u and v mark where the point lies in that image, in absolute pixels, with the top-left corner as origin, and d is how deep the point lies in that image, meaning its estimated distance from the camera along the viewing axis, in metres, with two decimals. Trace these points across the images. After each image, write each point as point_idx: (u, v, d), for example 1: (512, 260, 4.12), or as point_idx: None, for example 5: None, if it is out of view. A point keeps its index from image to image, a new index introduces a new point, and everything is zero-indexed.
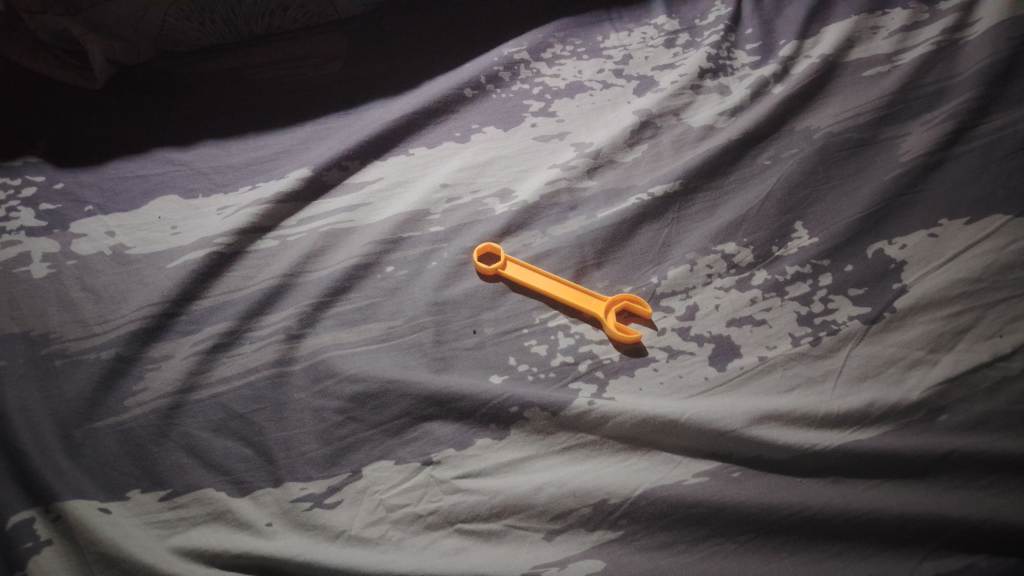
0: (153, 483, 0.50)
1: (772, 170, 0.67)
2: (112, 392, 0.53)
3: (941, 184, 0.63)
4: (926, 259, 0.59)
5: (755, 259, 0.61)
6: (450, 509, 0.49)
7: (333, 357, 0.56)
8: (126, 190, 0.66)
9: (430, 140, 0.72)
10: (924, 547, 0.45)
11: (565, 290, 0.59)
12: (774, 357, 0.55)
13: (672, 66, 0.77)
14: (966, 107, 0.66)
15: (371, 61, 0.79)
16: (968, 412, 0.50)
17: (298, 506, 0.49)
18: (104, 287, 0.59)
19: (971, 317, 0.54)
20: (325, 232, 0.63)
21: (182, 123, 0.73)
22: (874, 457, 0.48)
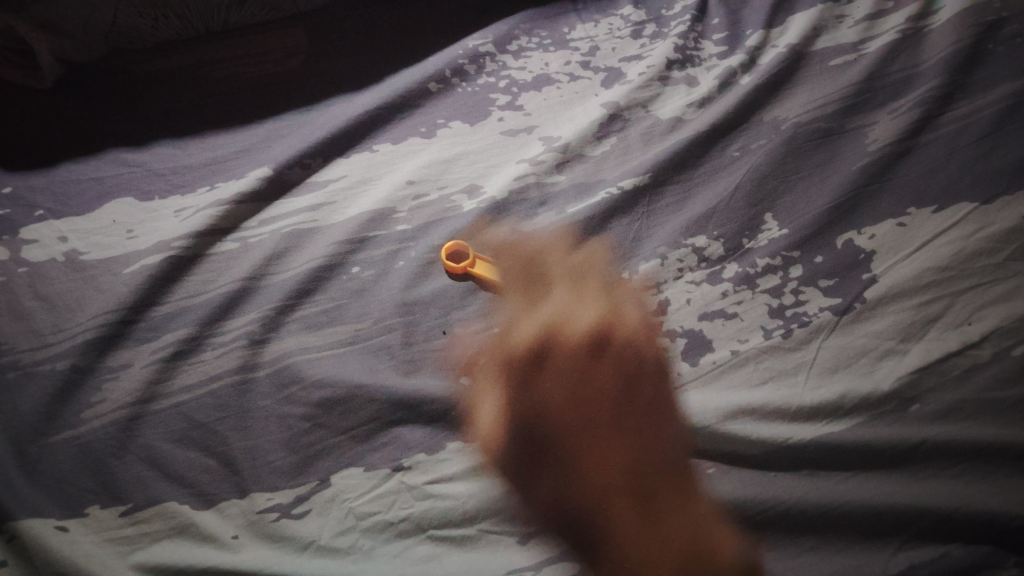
0: (113, 498, 0.48)
1: (741, 161, 0.66)
2: (68, 405, 0.52)
3: (909, 172, 0.63)
4: (895, 249, 0.59)
5: (726, 252, 0.61)
6: (422, 516, 0.48)
7: (299, 362, 0.54)
8: (78, 194, 0.64)
9: (395, 135, 0.70)
10: (898, 538, 0.45)
11: None
12: (746, 350, 0.55)
13: (639, 57, 0.76)
14: (931, 95, 0.67)
15: (333, 56, 0.77)
16: (940, 401, 0.51)
17: (265, 517, 0.48)
18: (59, 295, 0.57)
19: (940, 305, 0.55)
20: (288, 233, 0.61)
21: (136, 123, 0.71)
22: (846, 450, 0.49)
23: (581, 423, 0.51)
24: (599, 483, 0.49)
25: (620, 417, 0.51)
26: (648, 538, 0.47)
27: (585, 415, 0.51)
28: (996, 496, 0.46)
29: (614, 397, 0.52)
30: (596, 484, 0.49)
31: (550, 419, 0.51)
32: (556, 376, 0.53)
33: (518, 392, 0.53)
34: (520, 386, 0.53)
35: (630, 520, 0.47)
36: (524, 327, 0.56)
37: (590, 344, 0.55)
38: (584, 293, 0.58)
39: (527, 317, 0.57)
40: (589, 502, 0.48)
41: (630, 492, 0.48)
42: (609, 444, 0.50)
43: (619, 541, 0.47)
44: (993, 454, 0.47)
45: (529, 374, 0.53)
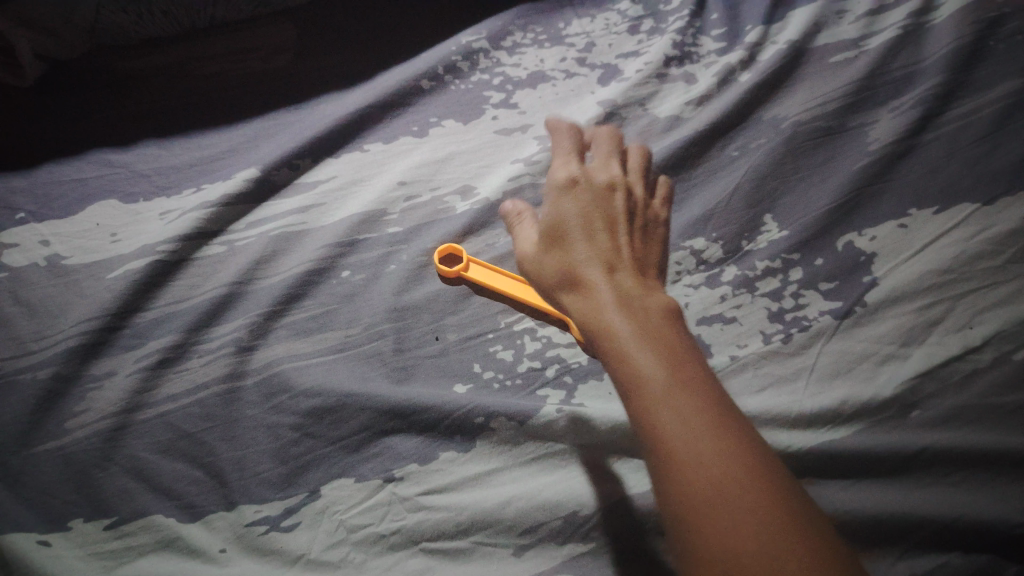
0: (96, 511, 0.47)
1: (740, 161, 0.65)
2: (51, 415, 0.50)
3: (910, 172, 0.62)
4: (896, 251, 0.57)
5: (725, 255, 0.59)
6: (414, 528, 0.46)
7: (288, 370, 0.53)
8: (61, 196, 0.62)
9: (386, 135, 0.69)
10: (899, 547, 0.44)
11: (529, 291, 0.56)
12: (745, 356, 0.54)
13: (636, 54, 0.75)
14: (932, 93, 0.66)
15: (324, 53, 0.76)
16: (941, 406, 0.49)
17: (254, 530, 0.47)
18: (41, 301, 0.55)
19: (942, 309, 0.54)
20: (276, 236, 0.60)
21: (120, 122, 0.69)
22: (846, 458, 0.48)
23: (597, 252, 0.52)
24: (636, 345, 0.45)
25: (620, 252, 0.53)
26: (691, 405, 0.41)
27: (598, 245, 0.52)
28: (998, 502, 0.45)
29: (631, 258, 0.53)
30: (648, 364, 0.43)
31: (583, 280, 0.50)
32: (571, 239, 0.53)
33: (549, 247, 0.54)
34: (555, 249, 0.53)
35: (681, 394, 0.41)
36: (535, 232, 0.56)
37: (606, 214, 0.56)
38: (594, 168, 0.60)
39: (542, 217, 0.57)
40: (628, 369, 0.44)
41: (666, 361, 0.43)
42: (643, 326, 0.46)
43: (653, 409, 0.41)
44: (995, 460, 0.46)
45: (551, 241, 0.54)
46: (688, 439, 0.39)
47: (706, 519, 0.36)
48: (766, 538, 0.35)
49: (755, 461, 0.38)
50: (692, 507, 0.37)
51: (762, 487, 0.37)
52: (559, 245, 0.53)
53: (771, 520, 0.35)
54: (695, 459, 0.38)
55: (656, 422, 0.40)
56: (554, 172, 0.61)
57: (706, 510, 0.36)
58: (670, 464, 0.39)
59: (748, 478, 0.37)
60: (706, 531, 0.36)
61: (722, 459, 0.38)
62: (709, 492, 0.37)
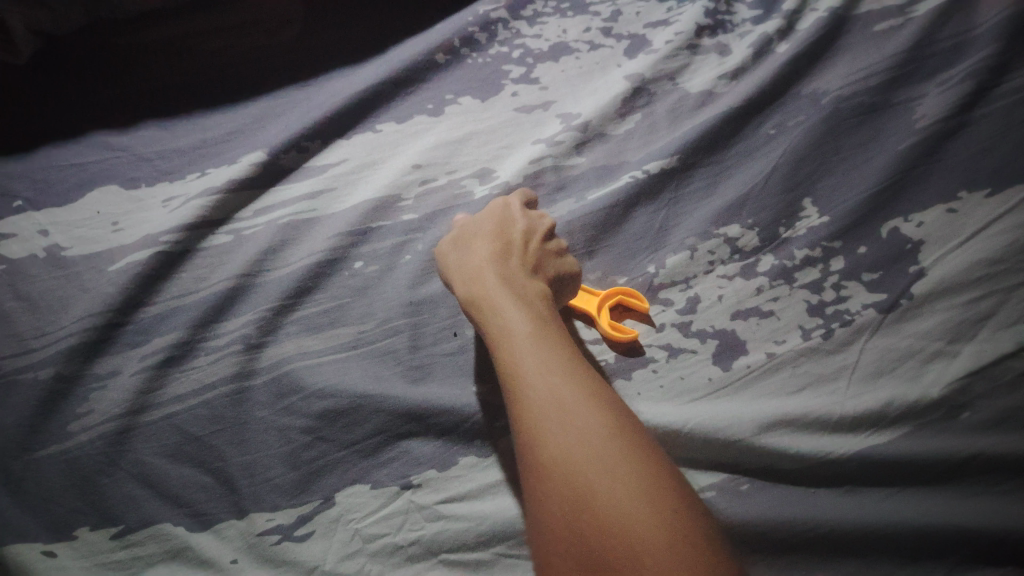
0: (102, 519, 0.45)
1: (777, 140, 0.61)
2: (53, 417, 0.48)
3: (961, 150, 0.57)
4: (944, 238, 0.53)
5: (761, 243, 0.56)
6: (432, 539, 0.44)
7: (298, 369, 0.50)
8: (61, 181, 0.59)
9: (400, 113, 0.65)
10: (945, 562, 0.41)
11: None
12: (783, 353, 0.50)
13: (665, 23, 0.71)
14: (985, 64, 0.61)
15: (334, 25, 0.72)
16: (992, 408, 0.46)
17: (265, 540, 0.44)
18: (41, 295, 0.53)
19: (992, 302, 0.49)
20: (284, 225, 0.57)
21: (123, 103, 0.66)
22: (892, 465, 0.45)
23: (503, 273, 0.46)
24: (513, 330, 0.41)
25: (526, 278, 0.46)
26: (561, 366, 0.38)
27: (509, 267, 0.46)
28: None
29: (537, 288, 0.46)
30: (523, 332, 0.41)
31: (483, 283, 0.45)
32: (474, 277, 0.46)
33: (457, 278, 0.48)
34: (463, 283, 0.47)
35: (544, 362, 0.38)
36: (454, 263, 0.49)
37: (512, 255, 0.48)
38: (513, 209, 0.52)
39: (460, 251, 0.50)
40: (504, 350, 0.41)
41: (542, 342, 0.40)
42: (531, 308, 0.43)
43: (526, 375, 0.38)
44: None
45: (461, 281, 0.47)
46: (555, 405, 0.36)
47: (572, 475, 0.33)
48: (627, 490, 0.32)
49: (626, 424, 0.36)
50: (562, 468, 0.34)
51: (630, 448, 0.34)
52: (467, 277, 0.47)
53: (637, 473, 0.33)
54: (561, 414, 0.36)
55: (522, 383, 0.38)
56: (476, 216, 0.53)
57: (570, 467, 0.33)
58: (536, 424, 0.36)
59: (628, 469, 0.33)
60: (563, 486, 0.33)
61: (589, 415, 0.35)
62: (573, 445, 0.34)
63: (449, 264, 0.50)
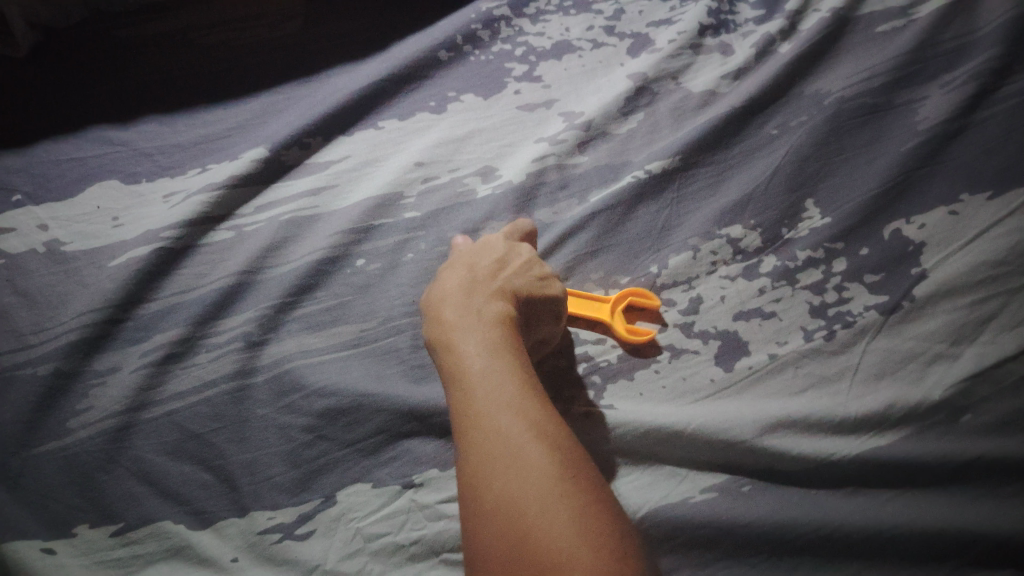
0: (102, 517, 0.45)
1: (780, 141, 0.61)
2: (52, 414, 0.48)
3: (963, 153, 0.57)
4: (946, 240, 0.53)
5: (763, 243, 0.56)
6: (434, 538, 0.44)
7: (300, 368, 0.50)
8: (59, 176, 0.59)
9: (402, 110, 0.65)
10: (948, 565, 0.41)
11: None
12: (785, 354, 0.51)
13: (668, 21, 0.70)
14: (988, 67, 0.61)
15: (335, 20, 0.72)
16: (995, 411, 0.46)
17: (266, 539, 0.44)
18: (40, 290, 0.52)
19: (995, 305, 0.49)
20: (286, 221, 0.57)
21: (124, 95, 0.66)
22: (894, 466, 0.45)
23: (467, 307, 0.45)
24: (465, 368, 0.41)
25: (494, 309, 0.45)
26: (509, 406, 0.38)
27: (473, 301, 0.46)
28: None
29: (495, 311, 0.45)
30: (476, 366, 0.40)
31: (444, 320, 0.45)
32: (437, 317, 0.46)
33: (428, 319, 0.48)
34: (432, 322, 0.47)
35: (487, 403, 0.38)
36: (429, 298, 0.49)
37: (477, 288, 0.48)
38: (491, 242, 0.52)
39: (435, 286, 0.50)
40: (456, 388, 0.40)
41: (490, 379, 0.39)
42: (488, 339, 0.42)
43: (475, 411, 0.38)
44: None
45: (428, 317, 0.47)
46: (499, 449, 0.36)
47: (514, 518, 0.33)
48: (563, 536, 0.32)
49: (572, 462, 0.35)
50: (502, 514, 0.33)
51: (571, 491, 0.34)
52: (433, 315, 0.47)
53: (575, 516, 0.33)
54: (507, 460, 0.35)
55: (471, 423, 0.38)
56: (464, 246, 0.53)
57: (510, 516, 0.33)
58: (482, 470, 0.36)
59: (566, 502, 0.33)
60: (509, 523, 0.33)
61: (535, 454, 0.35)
62: (517, 491, 0.34)
63: (424, 301, 0.50)
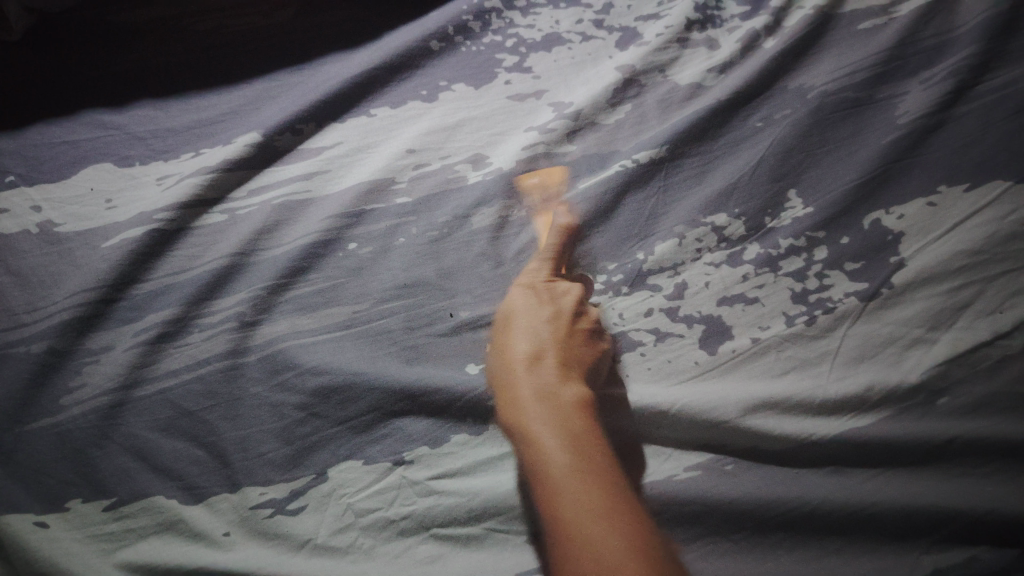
0: (94, 492, 0.45)
1: (765, 133, 0.62)
2: (45, 391, 0.48)
3: (942, 146, 0.59)
4: (925, 229, 0.55)
5: (747, 231, 0.57)
6: (424, 514, 0.45)
7: (292, 348, 0.51)
8: (53, 159, 0.60)
9: (394, 99, 0.66)
10: (925, 540, 0.42)
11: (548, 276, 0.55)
12: (767, 338, 0.52)
13: (657, 17, 0.72)
14: (967, 63, 0.63)
15: (327, 8, 0.73)
16: (968, 394, 0.47)
17: (258, 513, 0.45)
18: (33, 270, 0.53)
19: (971, 292, 0.51)
20: (279, 205, 0.58)
21: (118, 79, 0.67)
22: (872, 447, 0.46)
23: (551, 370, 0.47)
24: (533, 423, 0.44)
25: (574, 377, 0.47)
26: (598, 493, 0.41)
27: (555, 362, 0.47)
28: None
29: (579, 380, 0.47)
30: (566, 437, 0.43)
31: (512, 371, 0.48)
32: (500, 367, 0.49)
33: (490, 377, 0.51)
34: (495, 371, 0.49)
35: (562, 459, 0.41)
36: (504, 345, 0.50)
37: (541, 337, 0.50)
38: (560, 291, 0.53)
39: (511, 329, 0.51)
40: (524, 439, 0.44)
41: (567, 438, 0.43)
42: (574, 413, 0.45)
43: (569, 487, 0.41)
44: None
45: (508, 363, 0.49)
46: (578, 508, 0.39)
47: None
48: None
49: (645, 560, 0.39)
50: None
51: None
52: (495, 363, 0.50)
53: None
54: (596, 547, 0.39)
55: (562, 497, 0.41)
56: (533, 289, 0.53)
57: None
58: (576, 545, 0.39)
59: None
60: None
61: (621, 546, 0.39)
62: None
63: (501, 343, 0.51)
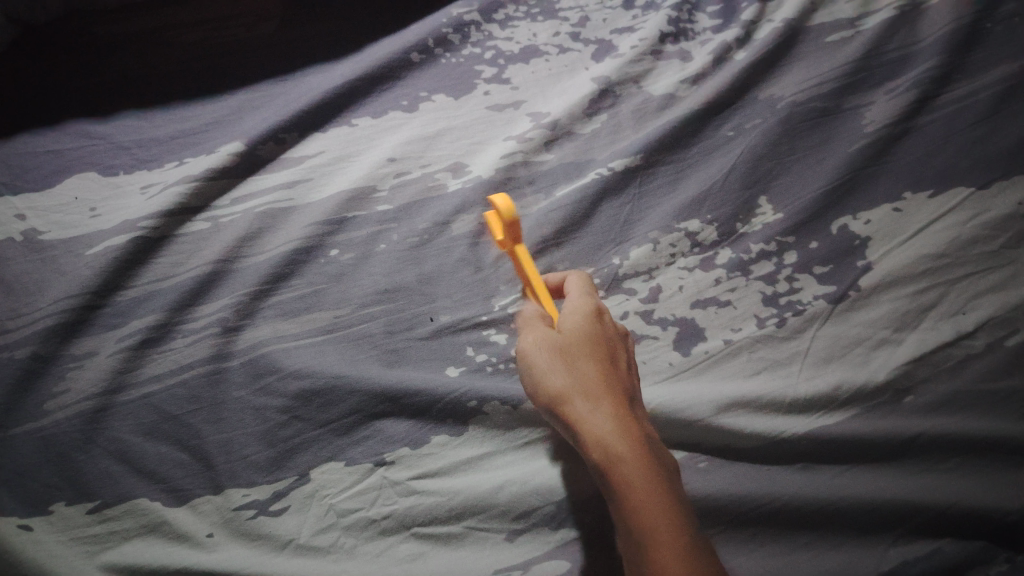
0: (78, 495, 0.46)
1: (736, 142, 0.64)
2: (29, 396, 0.49)
3: (907, 154, 0.61)
4: (891, 234, 0.56)
5: (719, 237, 0.59)
6: (405, 513, 0.45)
7: (275, 352, 0.51)
8: (37, 167, 0.61)
9: (375, 109, 0.68)
10: (892, 533, 0.43)
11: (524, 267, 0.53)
12: (739, 339, 0.53)
13: (631, 29, 0.75)
14: (930, 75, 0.65)
15: (308, 21, 0.76)
16: (932, 393, 0.49)
17: (241, 514, 0.46)
18: (17, 277, 0.54)
19: (935, 295, 0.53)
20: (262, 213, 0.59)
21: (103, 89, 0.68)
22: (840, 443, 0.47)
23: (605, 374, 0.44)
24: (615, 424, 0.42)
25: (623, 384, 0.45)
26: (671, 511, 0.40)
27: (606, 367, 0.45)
28: (988, 492, 0.44)
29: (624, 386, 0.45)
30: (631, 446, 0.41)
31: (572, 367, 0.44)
32: (574, 352, 0.45)
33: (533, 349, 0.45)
34: (562, 355, 0.45)
35: (651, 476, 0.40)
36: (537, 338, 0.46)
37: (616, 342, 0.47)
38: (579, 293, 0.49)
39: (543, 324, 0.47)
40: (612, 444, 0.41)
41: (648, 447, 0.42)
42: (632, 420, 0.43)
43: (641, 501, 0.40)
44: (983, 449, 0.46)
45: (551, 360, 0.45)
46: (665, 513, 0.39)
47: None
48: None
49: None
50: None
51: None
52: (562, 345, 0.45)
53: None
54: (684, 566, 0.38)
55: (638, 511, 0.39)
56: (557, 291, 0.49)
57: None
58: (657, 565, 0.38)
59: None
60: None
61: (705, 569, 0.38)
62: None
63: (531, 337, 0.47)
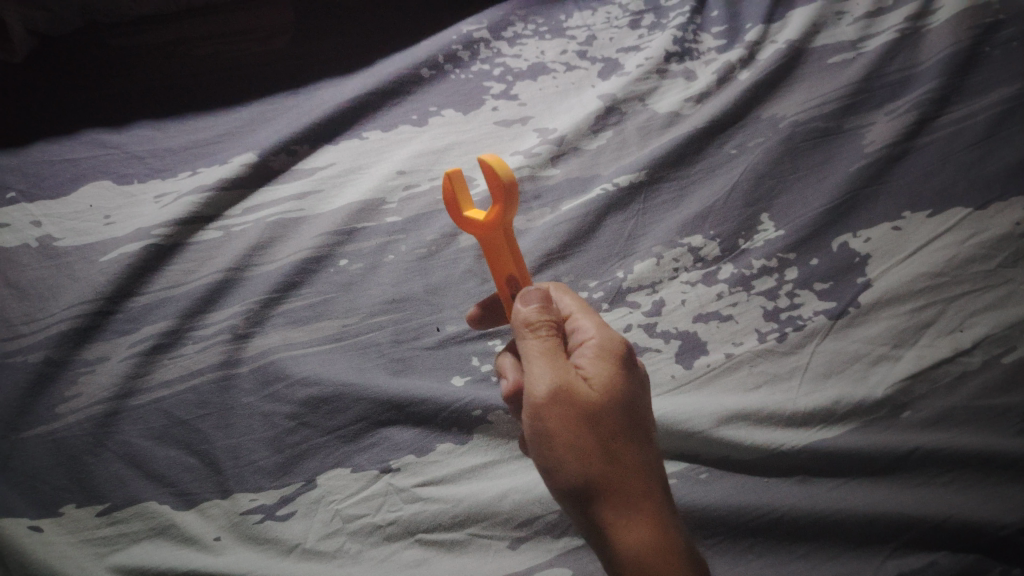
0: (89, 497, 0.46)
1: (738, 159, 0.65)
2: (42, 399, 0.50)
3: (906, 174, 0.62)
4: (890, 252, 0.57)
5: (721, 252, 0.60)
6: (410, 519, 0.46)
7: (284, 359, 0.52)
8: (52, 175, 0.63)
9: (386, 122, 0.69)
10: (889, 545, 0.44)
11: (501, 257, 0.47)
12: (740, 353, 0.54)
13: (637, 48, 0.76)
14: (930, 96, 0.66)
15: (321, 37, 0.78)
16: (929, 408, 0.49)
17: (248, 519, 0.46)
18: (31, 283, 0.55)
19: (933, 311, 0.53)
20: (272, 223, 0.60)
21: (121, 100, 0.71)
22: (838, 456, 0.48)
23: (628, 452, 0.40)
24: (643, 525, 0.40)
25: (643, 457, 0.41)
26: None
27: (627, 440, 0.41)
28: (983, 506, 0.44)
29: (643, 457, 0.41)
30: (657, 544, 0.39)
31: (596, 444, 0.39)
32: (605, 430, 0.40)
33: (558, 418, 0.39)
34: (592, 432, 0.39)
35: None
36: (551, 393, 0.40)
37: (640, 399, 0.42)
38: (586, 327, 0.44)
39: (553, 371, 0.40)
40: (645, 549, 0.39)
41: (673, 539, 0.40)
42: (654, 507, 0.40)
43: None
44: (978, 463, 0.46)
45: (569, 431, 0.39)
46: None
47: None
48: None
49: None
50: None
51: None
52: (591, 418, 0.39)
53: None
54: None
55: None
56: (554, 315, 0.43)
57: None
58: None
59: None
60: None
61: None
62: None
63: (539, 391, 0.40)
